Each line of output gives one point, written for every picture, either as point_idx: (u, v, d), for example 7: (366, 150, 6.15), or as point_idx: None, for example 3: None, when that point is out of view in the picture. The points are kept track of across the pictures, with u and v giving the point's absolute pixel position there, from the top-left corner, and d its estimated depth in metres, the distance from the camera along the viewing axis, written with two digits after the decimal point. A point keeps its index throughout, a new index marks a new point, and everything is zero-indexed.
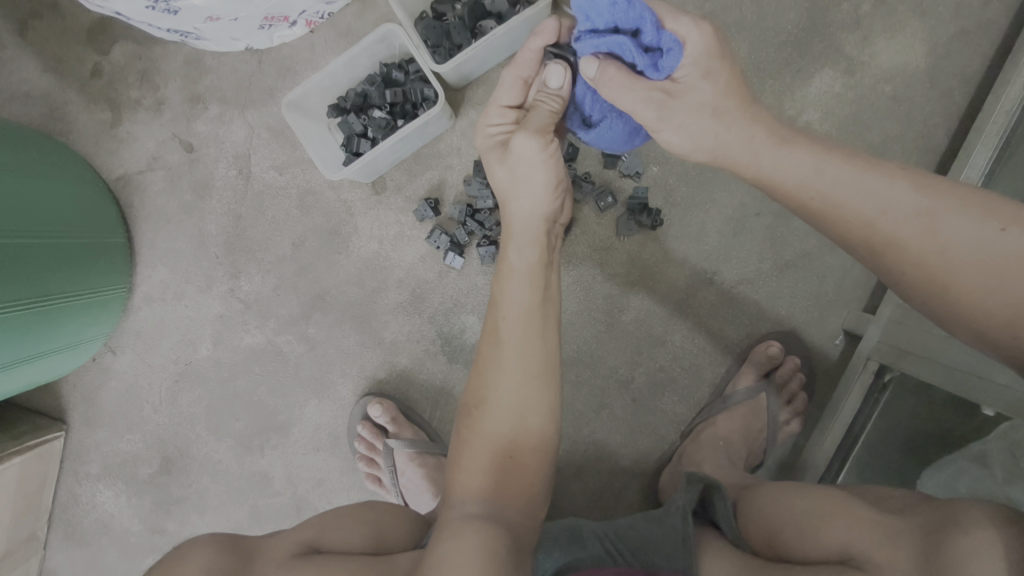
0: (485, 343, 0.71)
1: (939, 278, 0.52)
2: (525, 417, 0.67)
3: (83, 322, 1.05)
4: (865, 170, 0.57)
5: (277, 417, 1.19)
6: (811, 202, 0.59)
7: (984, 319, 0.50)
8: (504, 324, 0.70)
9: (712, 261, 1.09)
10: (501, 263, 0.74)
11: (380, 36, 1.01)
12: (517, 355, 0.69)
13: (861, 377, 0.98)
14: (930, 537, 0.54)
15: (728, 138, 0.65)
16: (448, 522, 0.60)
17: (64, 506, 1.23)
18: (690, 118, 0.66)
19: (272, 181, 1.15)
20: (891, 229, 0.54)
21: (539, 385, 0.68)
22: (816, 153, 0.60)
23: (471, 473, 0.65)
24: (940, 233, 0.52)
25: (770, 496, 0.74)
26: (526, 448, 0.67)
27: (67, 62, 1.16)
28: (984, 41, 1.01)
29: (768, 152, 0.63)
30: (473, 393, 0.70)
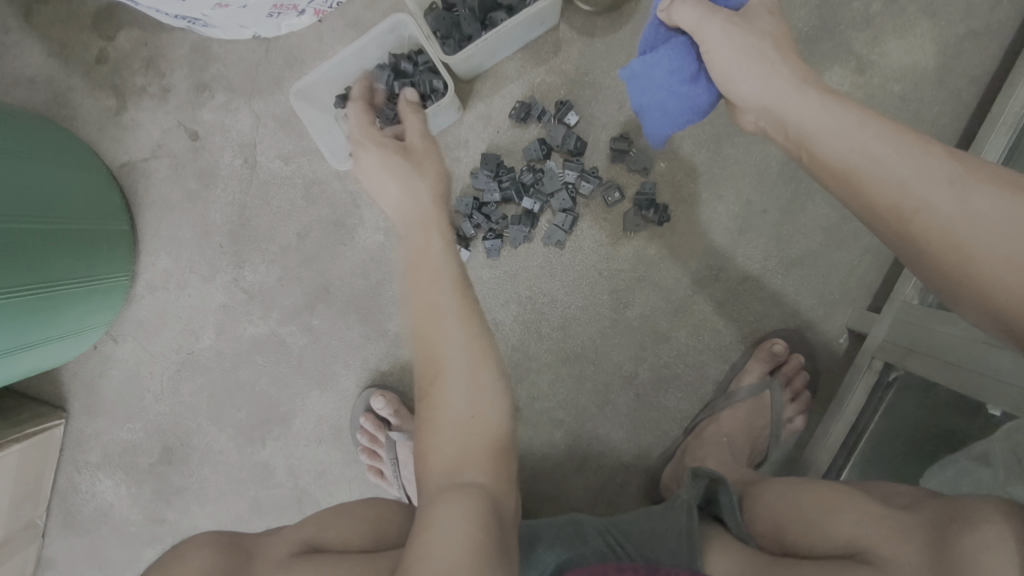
0: (421, 311, 0.68)
1: (965, 248, 0.51)
2: (477, 382, 0.65)
3: (85, 309, 1.04)
4: (902, 137, 0.57)
5: (279, 408, 1.18)
6: (847, 157, 0.58)
7: (996, 297, 0.49)
8: (439, 292, 0.68)
9: (718, 257, 1.09)
10: (424, 236, 0.73)
11: (389, 26, 1.00)
12: (456, 321, 0.67)
13: (865, 375, 0.98)
14: (939, 533, 0.54)
15: (781, 81, 0.65)
16: (430, 506, 0.58)
17: (62, 495, 1.22)
18: (752, 44, 0.67)
19: (278, 170, 1.15)
20: (920, 193, 0.53)
21: (478, 346, 0.66)
22: (861, 115, 0.60)
23: (440, 452, 0.62)
24: (970, 201, 0.51)
25: (776, 491, 0.74)
26: (487, 418, 0.64)
27: (72, 47, 1.15)
28: (993, 42, 1.02)
29: (819, 106, 0.62)
30: (427, 367, 0.66)
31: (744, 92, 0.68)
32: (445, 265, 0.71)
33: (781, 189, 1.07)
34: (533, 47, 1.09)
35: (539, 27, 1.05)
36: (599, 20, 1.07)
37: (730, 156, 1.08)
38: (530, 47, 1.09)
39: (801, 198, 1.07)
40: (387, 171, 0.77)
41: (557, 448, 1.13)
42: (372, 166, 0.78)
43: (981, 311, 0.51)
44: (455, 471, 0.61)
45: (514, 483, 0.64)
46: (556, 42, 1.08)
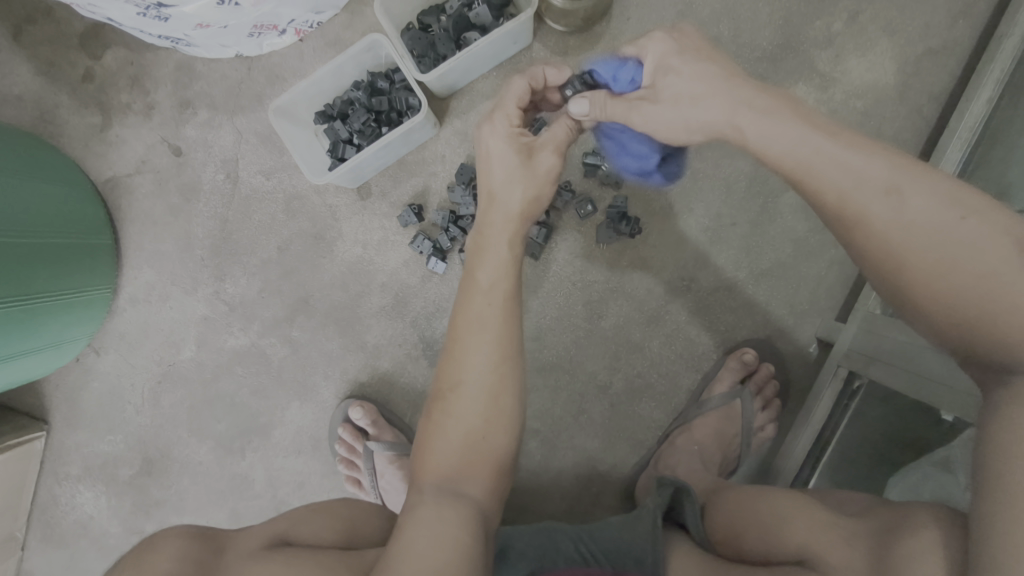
0: (458, 323, 0.70)
1: (897, 257, 0.53)
2: (494, 402, 0.67)
3: (66, 321, 1.06)
4: (846, 141, 0.57)
5: (259, 419, 1.19)
6: (795, 167, 0.59)
7: (932, 302, 0.51)
8: (481, 306, 0.70)
9: (689, 268, 1.11)
10: (490, 242, 0.73)
11: (366, 45, 1.03)
12: (489, 337, 0.68)
13: (831, 383, 1.01)
14: (881, 540, 0.56)
15: (718, 114, 0.64)
16: (413, 515, 0.62)
17: (42, 507, 1.23)
18: (682, 109, 0.67)
19: (259, 185, 1.17)
20: (858, 203, 0.55)
21: (506, 369, 0.68)
22: (803, 125, 0.59)
23: (437, 459, 0.66)
24: (904, 211, 0.53)
25: (741, 499, 0.76)
26: (495, 444, 0.67)
27: (59, 66, 1.18)
28: (951, 60, 1.05)
29: (751, 115, 0.62)
30: (446, 375, 0.69)
31: (682, 136, 0.70)
32: (496, 283, 0.71)
33: (750, 202, 1.10)
34: (507, 65, 1.12)
35: (512, 47, 1.09)
36: (571, 39, 1.11)
37: (699, 170, 1.10)
38: (504, 66, 1.12)
39: (768, 211, 1.10)
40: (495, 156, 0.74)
41: (532, 458, 1.14)
42: (490, 145, 0.74)
43: (917, 316, 0.54)
44: (451, 482, 0.65)
45: (502, 493, 0.68)
46: (530, 61, 1.12)
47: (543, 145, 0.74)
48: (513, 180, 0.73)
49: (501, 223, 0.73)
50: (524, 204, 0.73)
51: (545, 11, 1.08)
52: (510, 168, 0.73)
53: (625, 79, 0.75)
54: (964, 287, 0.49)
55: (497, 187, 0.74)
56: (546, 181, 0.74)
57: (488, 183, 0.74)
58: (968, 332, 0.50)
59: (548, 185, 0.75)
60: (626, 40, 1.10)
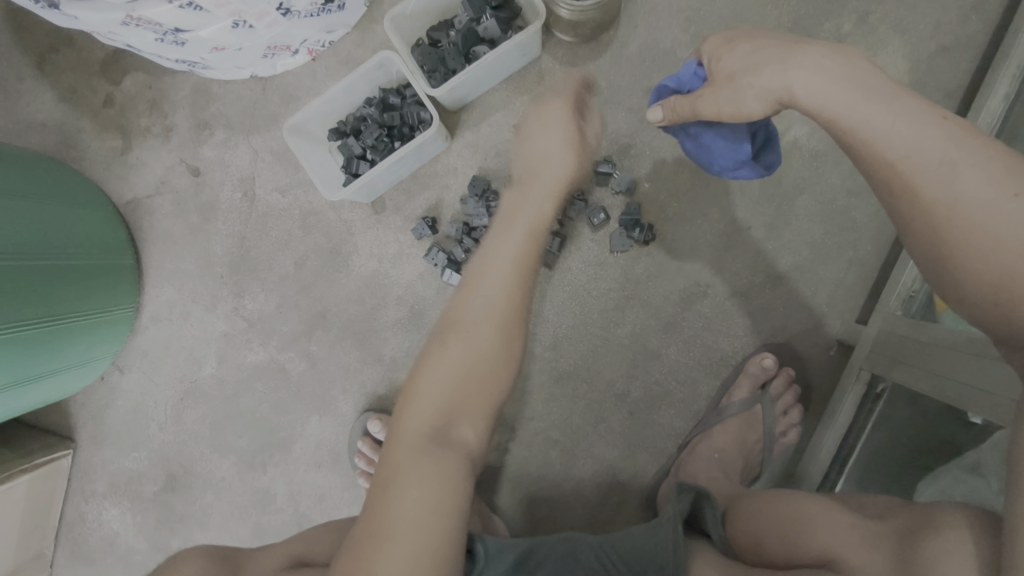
0: (481, 265, 0.79)
1: (943, 230, 0.54)
2: (500, 343, 0.75)
3: (91, 341, 1.08)
4: (907, 106, 0.57)
5: (279, 433, 1.20)
6: (856, 130, 0.59)
7: (973, 278, 0.53)
8: (502, 258, 0.78)
9: (705, 274, 1.10)
10: (525, 202, 0.83)
11: (377, 62, 1.05)
12: (504, 277, 0.77)
13: (853, 387, 1.00)
14: (907, 542, 0.56)
15: (783, 79, 0.63)
16: (411, 454, 0.68)
17: (70, 524, 1.25)
18: (760, 82, 0.65)
19: (275, 203, 1.19)
20: (912, 170, 0.55)
21: (517, 317, 0.77)
22: (863, 88, 0.59)
23: (438, 391, 0.72)
24: (956, 186, 0.53)
25: (763, 504, 0.75)
26: (495, 384, 0.75)
27: (80, 92, 1.21)
28: (965, 57, 1.04)
29: (824, 76, 0.61)
30: (461, 308, 0.77)
31: (748, 102, 0.67)
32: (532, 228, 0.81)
33: (764, 205, 1.09)
34: (517, 77, 1.13)
35: (521, 59, 1.10)
36: (580, 49, 1.11)
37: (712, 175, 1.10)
38: (514, 78, 1.13)
39: (784, 214, 1.09)
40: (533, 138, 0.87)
41: (552, 468, 1.14)
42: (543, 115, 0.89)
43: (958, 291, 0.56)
44: (448, 424, 0.71)
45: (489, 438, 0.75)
46: (539, 72, 1.12)
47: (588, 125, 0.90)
48: (558, 149, 0.86)
49: (545, 182, 0.84)
50: (568, 172, 0.85)
51: (553, 22, 1.09)
52: (551, 138, 0.86)
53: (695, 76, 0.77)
54: (1009, 265, 0.51)
55: (540, 153, 0.86)
56: (585, 154, 0.88)
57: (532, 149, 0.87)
58: (1006, 309, 0.52)
59: (579, 150, 0.87)
60: (635, 48, 1.10)
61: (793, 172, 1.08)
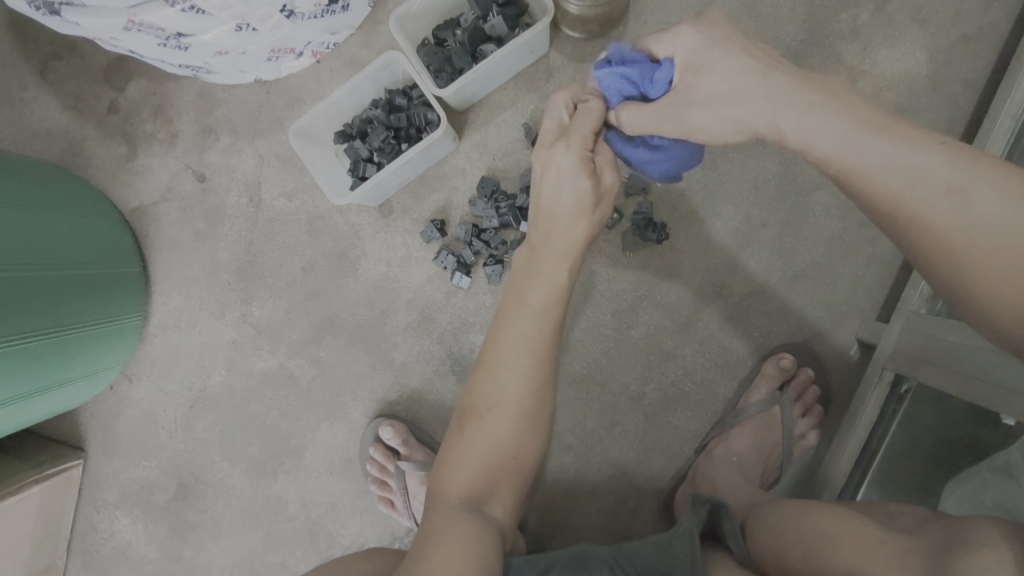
0: (499, 337, 0.74)
1: (960, 256, 0.51)
2: (524, 424, 0.72)
3: (101, 350, 1.07)
4: (902, 136, 0.54)
5: (290, 440, 1.19)
6: (846, 167, 0.56)
7: (1000, 308, 0.50)
8: (523, 331, 0.73)
9: (720, 272, 1.08)
10: (542, 265, 0.74)
11: (383, 63, 1.03)
12: (521, 377, 0.72)
13: (877, 388, 0.97)
14: (936, 557, 0.53)
15: (757, 110, 0.61)
16: (442, 526, 0.64)
17: (82, 534, 1.24)
18: (710, 119, 0.64)
19: (282, 208, 1.18)
20: (918, 205, 0.52)
21: (543, 392, 0.74)
22: (852, 120, 0.56)
23: (467, 472, 0.71)
24: (970, 211, 0.50)
25: (786, 513, 0.73)
26: (518, 465, 0.72)
27: (85, 99, 1.20)
28: (986, 46, 1.01)
29: (797, 112, 0.58)
30: (480, 393, 0.74)
31: (721, 137, 0.66)
32: (547, 305, 0.74)
33: (780, 202, 1.07)
34: (525, 75, 1.11)
35: (529, 57, 1.08)
36: (589, 46, 1.09)
37: (726, 172, 1.08)
38: (522, 77, 1.11)
39: (800, 211, 1.06)
40: (552, 176, 0.72)
41: (567, 473, 1.12)
42: (556, 161, 0.71)
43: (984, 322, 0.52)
44: (481, 499, 0.70)
45: (517, 513, 0.74)
46: (547, 70, 1.10)
47: (603, 164, 0.73)
48: (572, 198, 0.71)
49: (560, 241, 0.74)
50: (586, 231, 0.74)
51: (561, 19, 1.07)
52: (574, 186, 0.71)
53: (661, 82, 0.70)
54: None
55: (552, 205, 0.73)
56: (606, 204, 0.74)
57: (544, 201, 0.73)
58: None
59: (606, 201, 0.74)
60: None
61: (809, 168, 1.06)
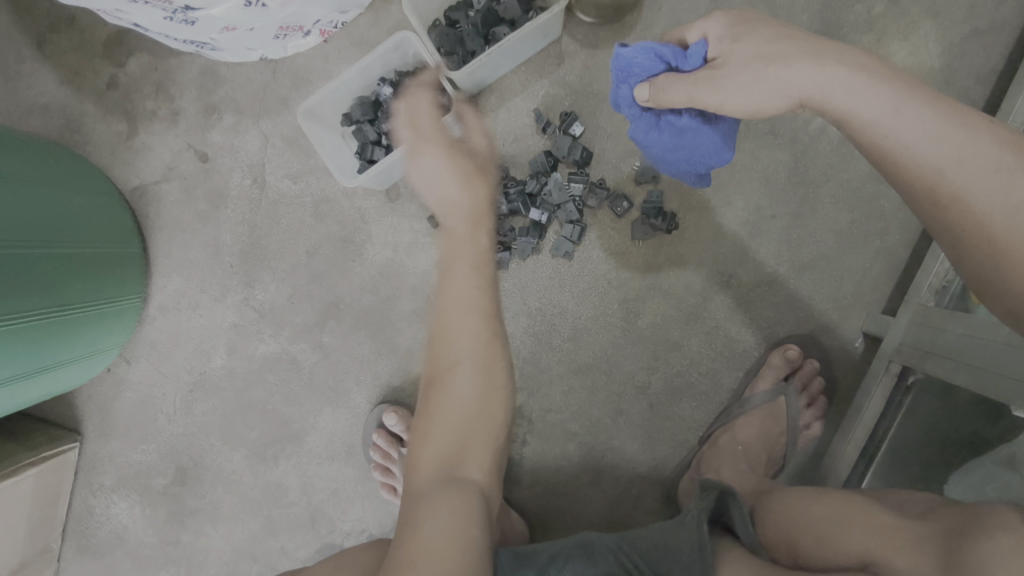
0: (444, 305, 0.76)
1: (999, 242, 0.52)
2: (486, 374, 0.73)
3: (99, 332, 1.05)
4: (952, 109, 0.54)
5: (291, 426, 1.18)
6: (885, 140, 0.56)
7: None
8: (463, 288, 0.75)
9: (729, 263, 1.08)
10: (456, 232, 0.78)
11: (394, 43, 1.01)
12: (472, 333, 0.74)
13: (882, 380, 0.98)
14: (951, 542, 0.53)
15: (797, 79, 0.60)
16: (426, 497, 0.64)
17: (78, 518, 1.22)
18: (746, 82, 0.63)
19: (286, 190, 1.16)
20: (963, 182, 0.53)
21: (494, 342, 0.74)
22: (897, 90, 0.56)
23: (441, 434, 0.70)
24: (1015, 195, 0.51)
25: (795, 502, 0.74)
26: (491, 419, 0.72)
27: (83, 74, 1.17)
28: (999, 41, 1.01)
29: (847, 74, 0.58)
30: (440, 340, 0.75)
31: (767, 104, 0.63)
32: (474, 266, 0.76)
33: (790, 193, 1.07)
34: (537, 59, 1.09)
35: (541, 42, 1.07)
36: (601, 31, 1.08)
37: (736, 162, 1.07)
38: (534, 61, 1.10)
39: (810, 202, 1.06)
40: (432, 172, 0.80)
41: (571, 461, 1.12)
42: (423, 161, 0.81)
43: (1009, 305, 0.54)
44: (455, 462, 0.69)
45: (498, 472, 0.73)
46: (559, 54, 1.09)
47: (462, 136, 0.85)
48: (456, 178, 0.79)
49: (466, 213, 0.78)
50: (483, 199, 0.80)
51: (575, 3, 1.05)
52: (447, 170, 0.80)
53: (694, 57, 0.69)
54: None
55: (441, 193, 0.80)
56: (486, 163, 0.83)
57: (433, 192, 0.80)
58: None
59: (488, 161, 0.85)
60: (658, 30, 1.07)
61: (820, 160, 1.06)
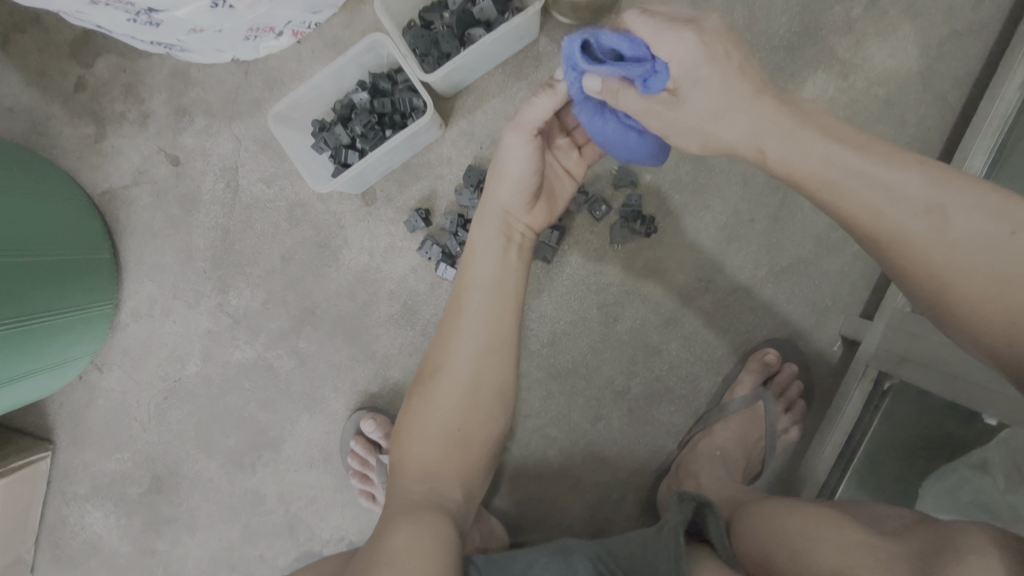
0: (455, 308, 0.75)
1: (942, 278, 0.51)
2: (473, 391, 0.72)
3: (68, 340, 1.02)
4: (880, 154, 0.55)
5: (268, 433, 1.16)
6: (827, 189, 0.56)
7: (991, 328, 0.49)
8: (476, 287, 0.76)
9: (708, 267, 1.07)
10: (478, 246, 0.78)
11: (367, 46, 1.00)
12: (476, 343, 0.73)
13: (860, 384, 0.95)
14: (924, 564, 0.53)
15: (726, 126, 0.62)
16: (402, 518, 0.64)
17: (51, 528, 1.20)
18: (685, 127, 0.65)
19: (260, 194, 1.13)
20: (898, 223, 0.52)
21: (493, 359, 0.73)
22: (831, 142, 0.57)
23: (423, 443, 0.70)
24: (949, 231, 0.50)
25: (771, 514, 0.73)
26: (471, 440, 0.72)
27: (49, 75, 1.14)
28: (976, 43, 1.01)
29: (775, 135, 0.59)
30: (433, 357, 0.75)
31: (693, 147, 0.68)
32: (496, 282, 0.75)
33: (769, 197, 1.06)
34: (514, 61, 1.08)
35: (517, 44, 1.06)
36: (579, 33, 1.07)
37: (716, 165, 1.07)
38: (511, 63, 1.08)
39: (788, 206, 1.06)
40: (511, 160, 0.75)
41: (551, 466, 1.11)
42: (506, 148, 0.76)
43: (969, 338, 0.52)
44: (434, 471, 0.70)
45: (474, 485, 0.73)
46: (536, 56, 1.07)
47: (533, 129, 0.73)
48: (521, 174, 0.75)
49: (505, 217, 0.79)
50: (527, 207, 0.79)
51: (552, 4, 1.04)
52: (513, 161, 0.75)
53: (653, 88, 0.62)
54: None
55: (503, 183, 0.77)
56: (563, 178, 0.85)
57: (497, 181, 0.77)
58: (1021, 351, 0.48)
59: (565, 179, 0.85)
60: None
61: None
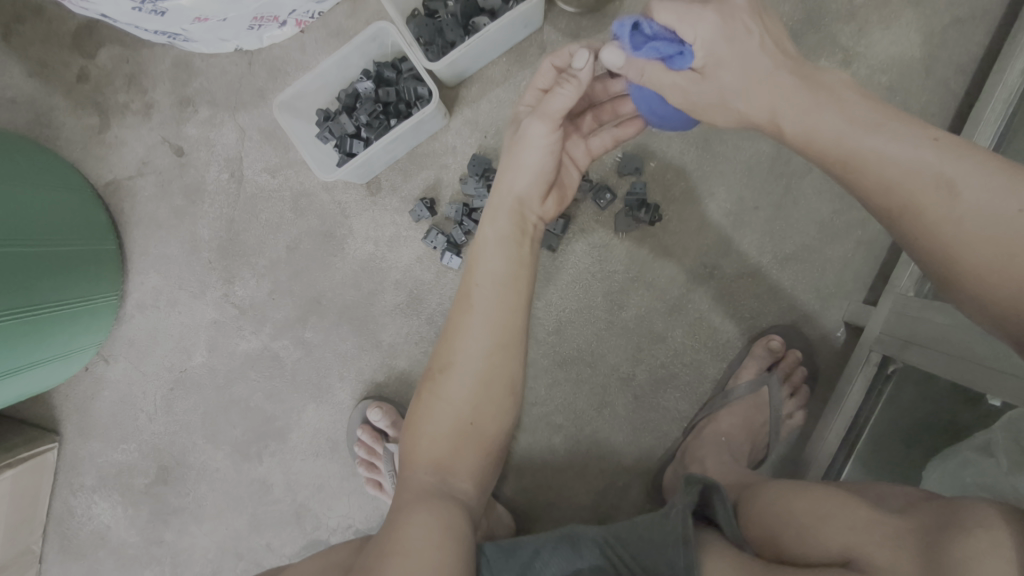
0: (461, 304, 0.74)
1: (949, 250, 0.52)
2: (484, 385, 0.71)
3: (73, 332, 1.03)
4: (899, 128, 0.55)
5: (275, 422, 1.17)
6: (844, 159, 0.57)
7: (992, 302, 0.50)
8: (484, 281, 0.74)
9: (712, 255, 1.08)
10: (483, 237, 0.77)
11: (372, 34, 0.99)
12: (485, 338, 0.71)
13: (863, 369, 0.97)
14: (930, 538, 0.54)
15: (751, 99, 0.62)
16: (412, 505, 0.64)
17: (59, 519, 1.21)
18: (704, 92, 0.63)
19: (265, 184, 1.14)
20: (911, 194, 0.53)
21: (501, 354, 0.72)
22: (851, 115, 0.57)
23: (433, 440, 0.70)
24: (960, 204, 0.51)
25: (778, 496, 0.74)
26: (480, 434, 0.71)
27: (52, 66, 1.14)
28: (978, 30, 1.01)
29: (788, 113, 0.60)
30: (440, 356, 0.73)
31: (718, 119, 0.66)
32: (503, 277, 0.74)
33: (772, 184, 1.07)
34: (518, 50, 1.08)
35: (523, 32, 1.05)
36: (583, 22, 1.07)
37: (720, 153, 1.07)
38: (515, 51, 1.08)
39: (792, 193, 1.06)
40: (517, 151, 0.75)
41: (557, 453, 1.12)
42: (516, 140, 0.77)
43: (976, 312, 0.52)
44: (446, 466, 0.69)
45: (486, 479, 0.72)
46: (541, 45, 1.08)
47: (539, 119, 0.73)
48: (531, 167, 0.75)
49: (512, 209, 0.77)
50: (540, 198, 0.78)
51: None
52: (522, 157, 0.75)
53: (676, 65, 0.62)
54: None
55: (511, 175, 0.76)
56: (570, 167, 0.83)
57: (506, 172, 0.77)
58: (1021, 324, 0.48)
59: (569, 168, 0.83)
60: None
61: None
